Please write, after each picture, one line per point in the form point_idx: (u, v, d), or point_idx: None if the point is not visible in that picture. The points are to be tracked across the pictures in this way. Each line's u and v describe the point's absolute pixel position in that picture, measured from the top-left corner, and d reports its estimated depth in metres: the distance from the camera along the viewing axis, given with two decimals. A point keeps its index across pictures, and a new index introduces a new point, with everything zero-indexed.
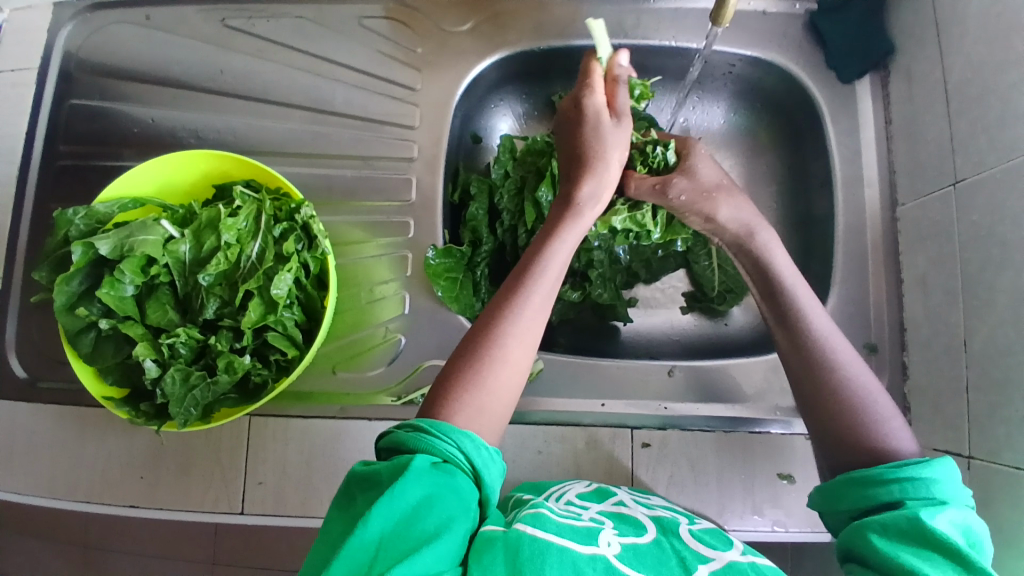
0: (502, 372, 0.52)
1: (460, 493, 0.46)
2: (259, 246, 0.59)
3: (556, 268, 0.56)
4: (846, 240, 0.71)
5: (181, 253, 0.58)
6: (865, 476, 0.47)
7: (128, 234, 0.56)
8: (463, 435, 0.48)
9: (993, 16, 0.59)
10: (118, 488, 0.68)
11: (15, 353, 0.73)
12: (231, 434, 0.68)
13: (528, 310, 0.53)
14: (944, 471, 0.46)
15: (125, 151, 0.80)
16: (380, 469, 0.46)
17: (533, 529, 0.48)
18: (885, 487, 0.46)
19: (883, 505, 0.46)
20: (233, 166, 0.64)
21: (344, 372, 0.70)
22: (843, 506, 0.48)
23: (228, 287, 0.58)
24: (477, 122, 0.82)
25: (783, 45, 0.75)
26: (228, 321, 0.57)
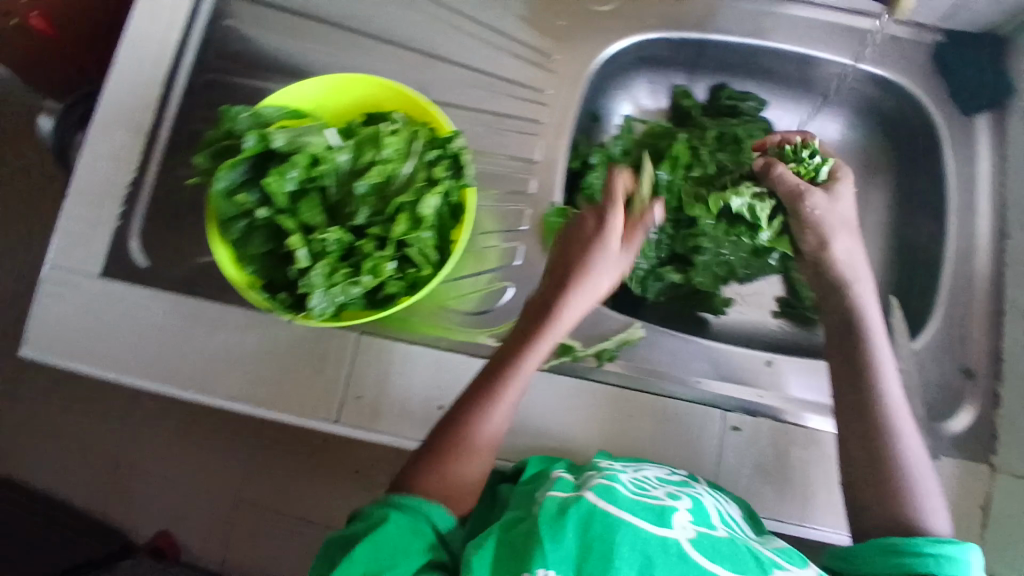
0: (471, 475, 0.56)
1: (418, 536, 0.51)
2: (412, 167, 0.62)
3: (551, 340, 0.59)
4: (952, 266, 0.74)
5: (340, 161, 0.62)
6: (897, 545, 0.51)
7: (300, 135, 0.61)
8: (431, 505, 0.53)
9: None
10: (223, 378, 0.71)
11: (137, 242, 0.76)
12: (339, 345, 0.71)
13: (512, 391, 0.58)
14: (968, 554, 0.50)
15: (265, 74, 0.83)
16: (356, 527, 0.52)
17: (607, 505, 0.50)
18: (918, 558, 0.50)
19: (908, 574, 0.50)
20: (389, 98, 0.67)
21: (452, 309, 0.74)
22: (862, 566, 0.52)
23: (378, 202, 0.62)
24: (604, 102, 0.83)
25: (908, 70, 0.78)
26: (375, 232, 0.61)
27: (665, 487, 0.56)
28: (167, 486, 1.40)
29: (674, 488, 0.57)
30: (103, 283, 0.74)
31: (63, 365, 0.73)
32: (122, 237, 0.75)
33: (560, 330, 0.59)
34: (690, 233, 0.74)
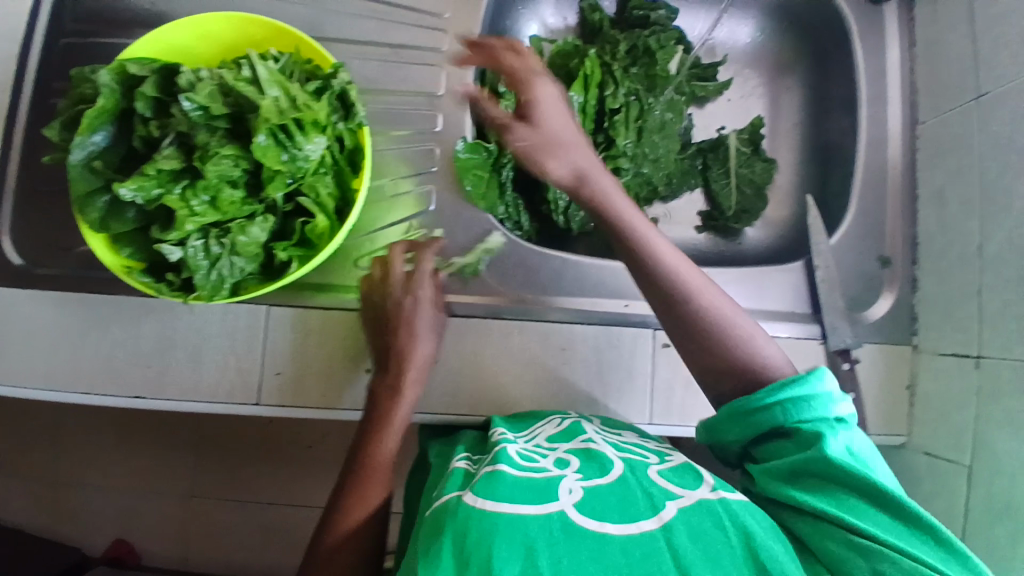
0: (368, 477, 0.57)
1: None
2: (282, 92, 0.51)
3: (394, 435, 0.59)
4: (867, 156, 0.73)
5: (182, 109, 0.50)
6: (744, 406, 0.51)
7: (160, 77, 0.52)
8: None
9: None
10: (126, 376, 0.66)
11: (10, 239, 0.68)
12: (248, 324, 0.66)
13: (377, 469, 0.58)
14: (816, 386, 0.50)
15: (135, 32, 0.73)
16: None
17: (479, 499, 0.42)
18: (771, 410, 0.50)
19: (775, 430, 0.51)
20: (259, 30, 0.59)
21: (366, 265, 0.68)
22: (737, 434, 0.53)
23: (238, 144, 0.51)
24: (504, 23, 0.78)
25: None
26: (236, 180, 0.52)
27: (552, 455, 0.51)
28: (115, 492, 1.30)
29: (559, 453, 0.52)
30: None
31: None
32: None
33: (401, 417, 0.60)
34: (607, 154, 0.72)
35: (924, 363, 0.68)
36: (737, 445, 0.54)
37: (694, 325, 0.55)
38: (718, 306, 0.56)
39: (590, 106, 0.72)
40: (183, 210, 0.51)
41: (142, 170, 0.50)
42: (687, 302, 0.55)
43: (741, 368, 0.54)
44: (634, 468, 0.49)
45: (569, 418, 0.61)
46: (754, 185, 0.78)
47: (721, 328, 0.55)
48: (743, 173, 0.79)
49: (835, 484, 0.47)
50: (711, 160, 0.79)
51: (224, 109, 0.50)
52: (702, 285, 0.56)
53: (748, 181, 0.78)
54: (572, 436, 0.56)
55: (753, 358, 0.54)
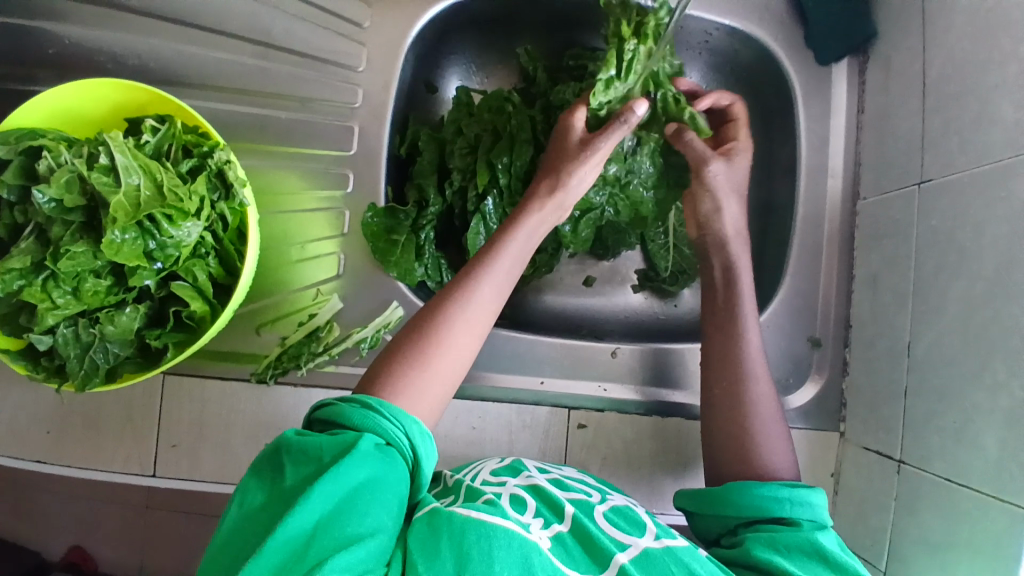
0: (464, 325, 0.51)
1: (396, 479, 0.43)
2: (142, 179, 0.48)
3: (485, 310, 0.52)
4: (803, 230, 0.69)
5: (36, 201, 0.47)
6: (749, 484, 0.48)
7: (27, 159, 0.49)
8: (412, 420, 0.45)
9: (982, 14, 0.56)
10: (21, 441, 0.63)
11: None
12: (144, 391, 0.63)
13: (453, 335, 0.50)
14: (822, 498, 0.48)
15: (38, 73, 0.68)
16: (321, 443, 0.42)
17: (473, 512, 0.43)
18: (774, 501, 0.47)
19: (770, 518, 0.47)
20: (147, 96, 0.56)
21: (269, 331, 0.65)
22: (730, 513, 0.48)
23: (94, 236, 0.49)
24: (433, 70, 0.75)
25: (763, 18, 0.70)
26: (100, 270, 0.49)
27: (505, 492, 0.49)
28: None
29: (512, 488, 0.50)
30: None
31: None
32: None
33: (496, 292, 0.53)
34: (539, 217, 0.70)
35: (850, 454, 0.64)
36: (724, 524, 0.49)
37: (736, 407, 0.55)
38: (760, 401, 0.55)
39: (515, 167, 0.68)
40: (44, 302, 0.49)
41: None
42: (732, 388, 0.56)
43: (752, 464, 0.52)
44: (583, 508, 0.49)
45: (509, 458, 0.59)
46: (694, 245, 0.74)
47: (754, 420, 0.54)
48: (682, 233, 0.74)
49: (821, 565, 0.43)
50: None
51: (80, 200, 0.48)
52: (759, 368, 0.57)
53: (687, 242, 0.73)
54: (516, 473, 0.54)
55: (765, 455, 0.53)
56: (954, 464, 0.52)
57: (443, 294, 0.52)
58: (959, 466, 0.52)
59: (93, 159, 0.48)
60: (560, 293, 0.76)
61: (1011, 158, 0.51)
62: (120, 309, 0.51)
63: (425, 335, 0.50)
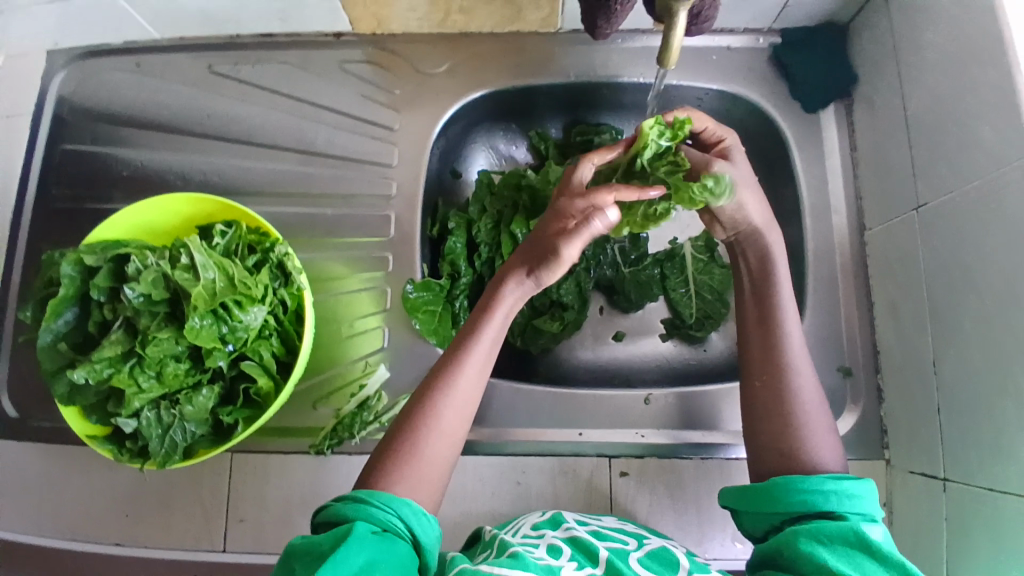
0: (451, 407, 0.53)
1: (399, 557, 0.45)
2: (217, 273, 0.56)
3: (472, 388, 0.54)
4: (816, 265, 0.73)
5: (127, 297, 0.55)
6: (796, 481, 0.49)
7: (114, 265, 0.57)
8: (404, 502, 0.48)
9: (951, 41, 0.60)
10: (102, 525, 0.68)
11: (7, 391, 0.73)
12: (213, 470, 0.69)
13: (444, 420, 0.53)
14: (867, 489, 0.49)
15: (114, 193, 0.80)
16: (322, 540, 0.45)
17: (495, 567, 0.46)
18: (821, 494, 0.48)
19: (816, 513, 0.48)
20: (215, 206, 0.65)
21: (324, 406, 0.71)
22: (777, 509, 0.49)
23: (176, 325, 0.56)
24: (456, 158, 0.83)
25: (748, 79, 0.77)
26: (180, 354, 0.56)
27: (542, 543, 0.53)
28: None
29: (550, 540, 0.53)
30: None
31: None
32: None
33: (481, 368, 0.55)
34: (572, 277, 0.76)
35: (898, 482, 0.64)
36: (770, 522, 0.50)
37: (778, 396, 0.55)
38: (803, 390, 0.55)
39: None
40: (132, 387, 0.55)
41: (93, 355, 0.55)
42: (772, 379, 0.56)
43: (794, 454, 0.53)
44: (618, 552, 0.51)
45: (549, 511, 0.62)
46: (716, 291, 0.77)
47: (796, 411, 0.54)
48: (702, 280, 0.78)
49: (868, 557, 0.44)
50: (670, 270, 0.79)
51: (165, 294, 0.56)
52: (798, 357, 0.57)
53: (708, 288, 0.77)
54: (555, 526, 0.56)
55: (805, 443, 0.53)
56: (997, 476, 0.53)
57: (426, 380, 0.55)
58: (1003, 477, 0.52)
59: (175, 260, 0.57)
60: (591, 347, 0.80)
61: (997, 171, 0.55)
62: (195, 391, 0.57)
63: (414, 425, 0.52)
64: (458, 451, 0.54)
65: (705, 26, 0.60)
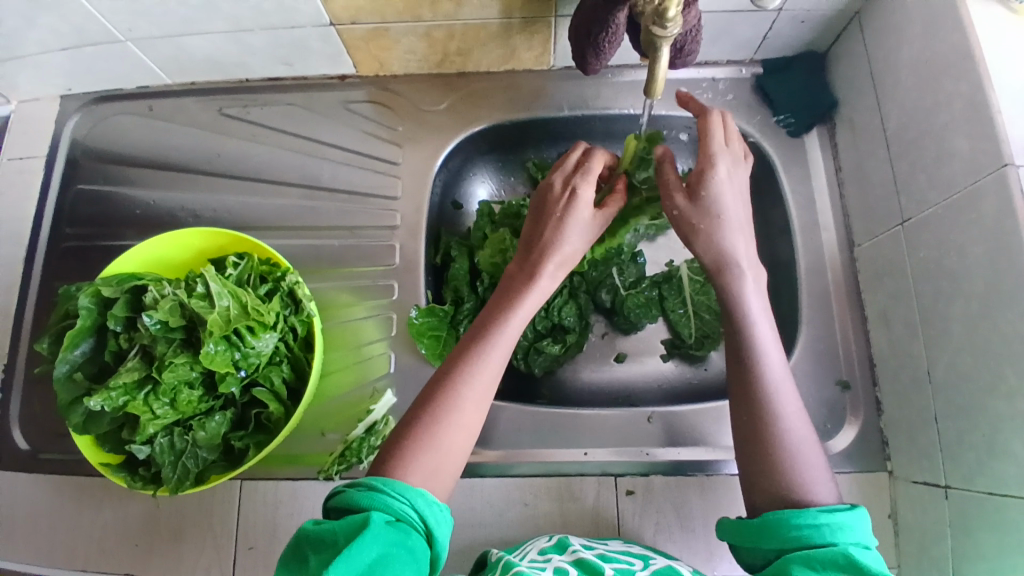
0: (470, 400, 0.54)
1: (413, 552, 0.45)
2: (231, 301, 0.58)
3: (488, 382, 0.55)
4: (808, 281, 0.75)
5: (144, 325, 0.57)
6: (786, 516, 0.48)
7: (130, 296, 0.60)
8: (416, 493, 0.48)
9: (924, 66, 0.64)
10: (112, 555, 0.69)
11: (18, 425, 0.74)
12: (223, 498, 0.69)
13: (460, 413, 0.53)
14: (861, 519, 0.49)
15: (126, 231, 0.83)
16: (336, 528, 0.45)
17: None
18: (815, 528, 0.47)
19: (811, 544, 0.47)
20: (227, 239, 0.68)
21: (333, 433, 0.72)
22: (769, 545, 0.49)
23: (190, 351, 0.58)
24: (457, 190, 0.86)
25: (733, 107, 0.81)
26: (193, 381, 0.58)
27: (549, 566, 0.53)
28: None
29: (557, 563, 0.54)
30: None
31: None
32: (4, 426, 0.74)
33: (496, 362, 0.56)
34: (573, 302, 0.79)
35: (901, 492, 0.65)
36: (763, 556, 0.49)
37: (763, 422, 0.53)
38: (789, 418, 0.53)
39: None
40: (146, 414, 0.57)
41: (109, 383, 0.56)
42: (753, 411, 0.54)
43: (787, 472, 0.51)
44: (624, 573, 0.52)
45: (556, 535, 0.62)
46: (713, 310, 0.79)
47: (783, 437, 0.52)
48: (700, 300, 0.80)
49: None
50: (667, 292, 0.81)
51: (181, 322, 0.58)
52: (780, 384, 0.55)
53: (705, 307, 0.79)
54: (562, 550, 0.57)
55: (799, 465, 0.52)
56: (995, 478, 0.54)
57: (439, 372, 0.55)
58: (1000, 479, 0.53)
59: (190, 289, 0.59)
60: (593, 368, 0.82)
61: (975, 183, 0.57)
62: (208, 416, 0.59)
63: (432, 415, 0.53)
64: (471, 443, 0.55)
65: (689, 59, 0.64)
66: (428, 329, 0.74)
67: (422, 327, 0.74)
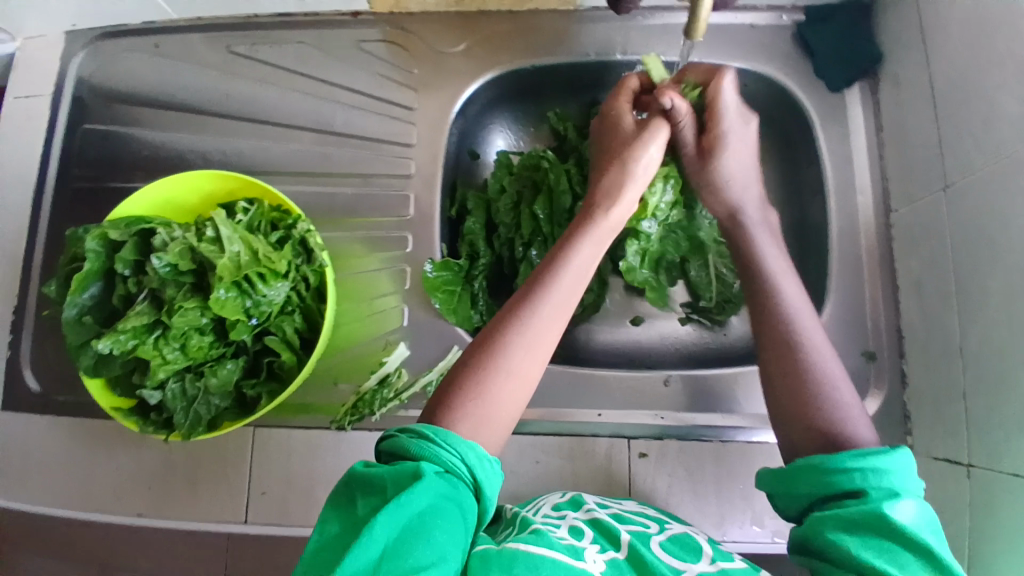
0: (520, 353, 0.53)
1: (460, 503, 0.47)
2: (242, 247, 0.57)
3: (545, 340, 0.55)
4: (839, 246, 0.72)
5: (153, 267, 0.56)
6: (823, 463, 0.47)
7: (138, 239, 0.58)
8: (467, 446, 0.49)
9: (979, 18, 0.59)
10: (127, 497, 0.69)
11: (31, 366, 0.74)
12: (236, 445, 0.69)
13: (508, 364, 0.53)
14: (902, 462, 0.46)
15: (135, 174, 0.81)
16: (385, 474, 0.47)
17: (521, 546, 0.48)
18: (846, 474, 0.46)
19: (843, 493, 0.46)
20: (237, 185, 0.66)
21: (345, 383, 0.71)
22: (802, 490, 0.48)
23: (201, 296, 0.57)
24: (475, 139, 0.83)
25: (770, 58, 0.76)
26: (204, 327, 0.57)
27: (564, 522, 0.54)
28: None
29: (571, 520, 0.54)
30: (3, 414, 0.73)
31: None
32: (17, 368, 0.74)
33: (556, 317, 0.55)
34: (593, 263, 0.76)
35: (922, 465, 0.63)
36: (800, 502, 0.48)
37: (792, 368, 0.54)
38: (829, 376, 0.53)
39: (556, 217, 0.75)
40: (157, 358, 0.56)
41: (118, 326, 0.55)
42: (785, 365, 0.54)
43: (819, 429, 0.51)
44: (639, 536, 0.52)
45: (570, 492, 0.62)
46: (736, 275, 0.76)
47: (814, 393, 0.52)
48: (723, 264, 0.77)
49: (893, 541, 0.43)
50: (690, 253, 0.77)
51: (191, 265, 0.56)
52: (814, 346, 0.55)
53: (730, 271, 0.76)
54: (576, 507, 0.57)
55: (834, 417, 0.51)
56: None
57: (497, 321, 0.55)
58: None
59: (200, 233, 0.57)
60: (609, 329, 0.80)
61: None
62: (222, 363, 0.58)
63: (483, 365, 0.53)
64: (527, 397, 0.54)
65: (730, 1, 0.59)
66: (442, 284, 0.72)
67: (436, 283, 0.72)
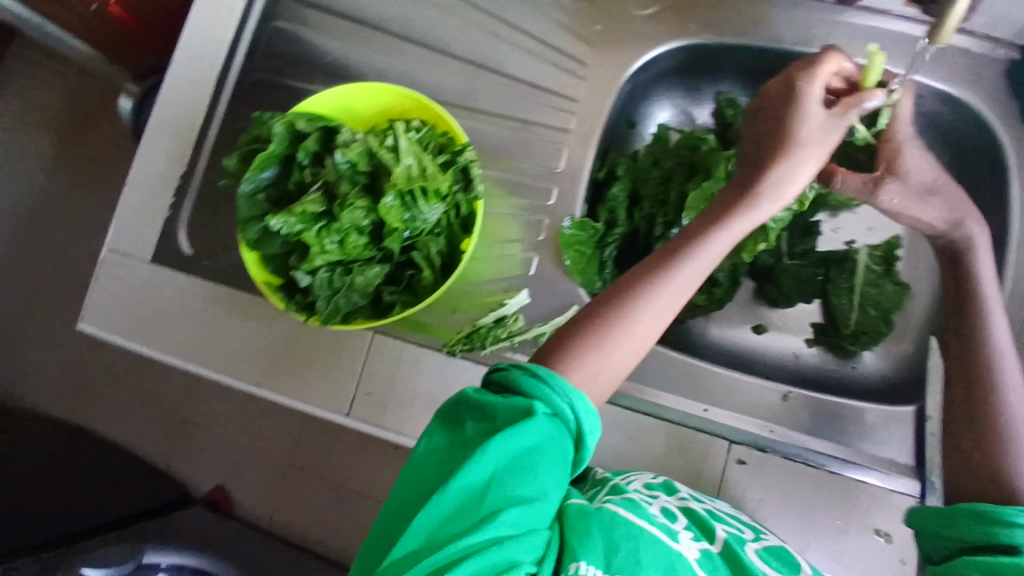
0: (652, 318, 0.53)
1: (562, 449, 0.46)
2: (414, 161, 0.59)
3: (671, 307, 0.54)
4: (1009, 304, 0.66)
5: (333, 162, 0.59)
6: (989, 511, 0.47)
7: (323, 134, 0.62)
8: (579, 396, 0.48)
9: None
10: (245, 368, 0.75)
11: (185, 230, 0.80)
12: (352, 345, 0.73)
13: (639, 325, 0.53)
14: None
15: (308, 75, 0.84)
16: (496, 403, 0.47)
17: (620, 509, 0.48)
18: (1010, 529, 0.46)
19: (1000, 547, 0.46)
20: (410, 103, 0.67)
21: (461, 314, 0.73)
22: (957, 535, 0.48)
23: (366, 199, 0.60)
24: (636, 109, 0.81)
25: (982, 86, 0.70)
26: (363, 228, 0.60)
27: (657, 502, 0.52)
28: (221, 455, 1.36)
29: (664, 502, 0.53)
30: (151, 268, 0.79)
31: (111, 338, 0.78)
32: (172, 228, 0.80)
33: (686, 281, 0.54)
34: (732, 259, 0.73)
35: None
36: (949, 546, 0.49)
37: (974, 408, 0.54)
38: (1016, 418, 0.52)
39: None
40: (316, 246, 0.59)
41: (291, 208, 0.59)
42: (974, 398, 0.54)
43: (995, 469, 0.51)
44: (735, 537, 0.50)
45: (661, 477, 0.61)
46: (881, 307, 0.72)
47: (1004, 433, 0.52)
48: (870, 293, 0.72)
49: None
50: (835, 273, 0.74)
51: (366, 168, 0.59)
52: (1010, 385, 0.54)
53: (874, 302, 0.72)
54: (669, 491, 0.56)
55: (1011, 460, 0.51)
56: None
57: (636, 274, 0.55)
58: None
59: (380, 140, 0.60)
60: (727, 329, 0.78)
61: None
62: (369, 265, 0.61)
63: (618, 323, 0.53)
64: (638, 358, 0.55)
65: None
66: (576, 242, 0.72)
67: (571, 240, 0.72)
